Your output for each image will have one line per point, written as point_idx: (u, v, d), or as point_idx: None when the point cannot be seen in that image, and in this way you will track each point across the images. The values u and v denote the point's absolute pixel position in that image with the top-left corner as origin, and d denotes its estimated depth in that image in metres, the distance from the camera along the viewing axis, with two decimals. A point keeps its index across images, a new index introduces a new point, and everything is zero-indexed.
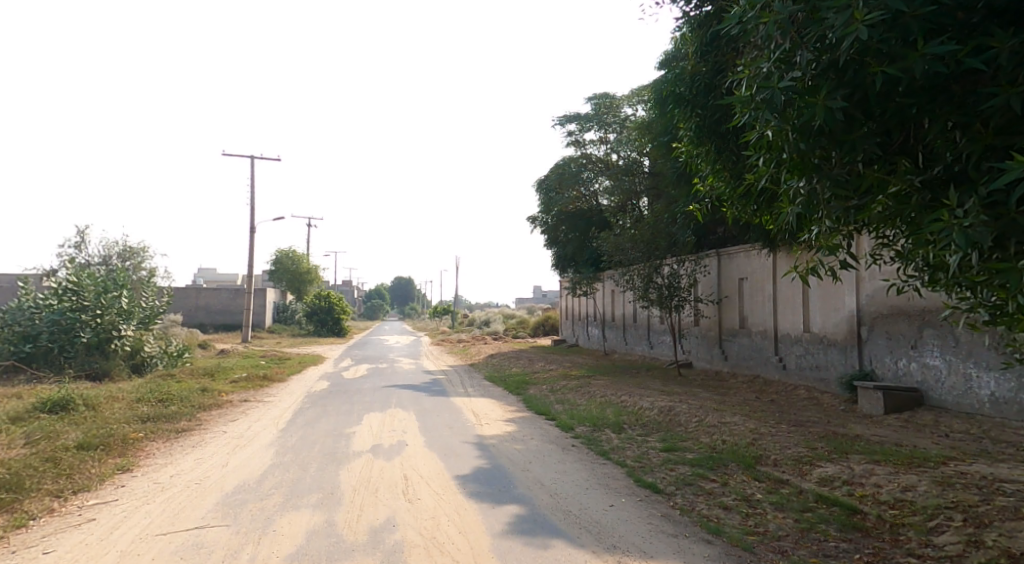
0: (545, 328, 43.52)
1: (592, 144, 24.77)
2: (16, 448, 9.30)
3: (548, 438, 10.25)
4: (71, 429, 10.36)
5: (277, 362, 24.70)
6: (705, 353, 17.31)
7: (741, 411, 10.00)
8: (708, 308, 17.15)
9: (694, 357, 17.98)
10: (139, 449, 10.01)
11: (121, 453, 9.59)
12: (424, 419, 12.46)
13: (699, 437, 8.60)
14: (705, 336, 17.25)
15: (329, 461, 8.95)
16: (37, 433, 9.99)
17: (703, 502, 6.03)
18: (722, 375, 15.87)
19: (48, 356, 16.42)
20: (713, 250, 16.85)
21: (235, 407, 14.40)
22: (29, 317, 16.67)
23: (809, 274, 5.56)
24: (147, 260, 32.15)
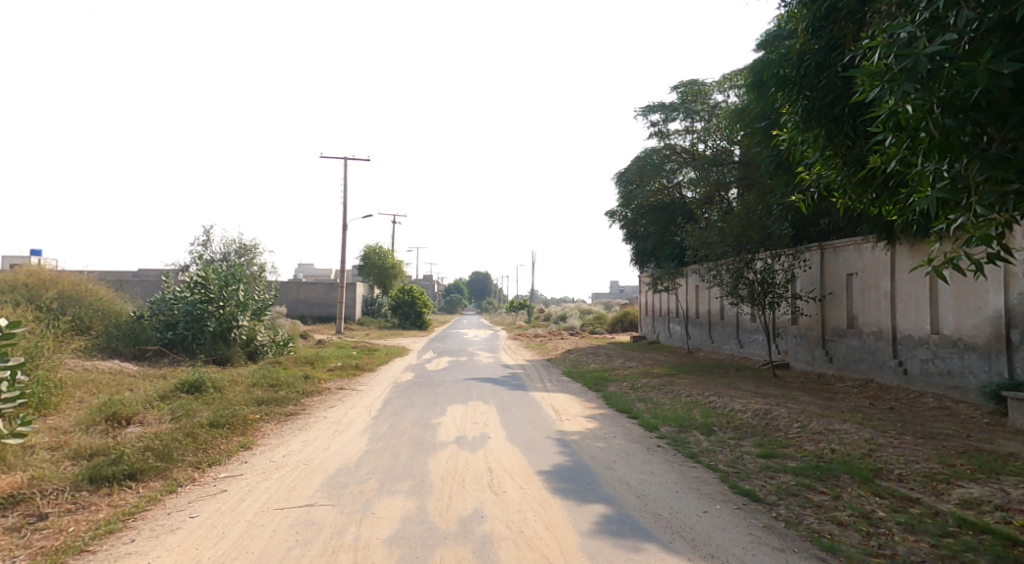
0: (624, 324, 42.79)
1: (677, 135, 24.12)
2: (163, 423, 9.87)
3: (631, 437, 9.92)
4: (204, 408, 10.92)
5: (367, 353, 25.32)
6: (807, 353, 16.54)
7: (850, 418, 9.39)
8: (809, 305, 16.37)
9: (793, 357, 17.22)
10: (258, 429, 10.44)
11: (243, 432, 10.01)
12: (504, 413, 12.39)
13: (802, 444, 8.11)
14: (807, 335, 16.49)
15: (417, 450, 8.98)
16: (179, 411, 10.56)
17: (812, 515, 5.64)
18: (828, 378, 15.04)
19: (185, 342, 17.53)
20: (815, 243, 16.00)
21: (333, 394, 14.83)
22: (169, 308, 17.75)
23: (948, 267, 5.03)
24: (258, 257, 33.83)
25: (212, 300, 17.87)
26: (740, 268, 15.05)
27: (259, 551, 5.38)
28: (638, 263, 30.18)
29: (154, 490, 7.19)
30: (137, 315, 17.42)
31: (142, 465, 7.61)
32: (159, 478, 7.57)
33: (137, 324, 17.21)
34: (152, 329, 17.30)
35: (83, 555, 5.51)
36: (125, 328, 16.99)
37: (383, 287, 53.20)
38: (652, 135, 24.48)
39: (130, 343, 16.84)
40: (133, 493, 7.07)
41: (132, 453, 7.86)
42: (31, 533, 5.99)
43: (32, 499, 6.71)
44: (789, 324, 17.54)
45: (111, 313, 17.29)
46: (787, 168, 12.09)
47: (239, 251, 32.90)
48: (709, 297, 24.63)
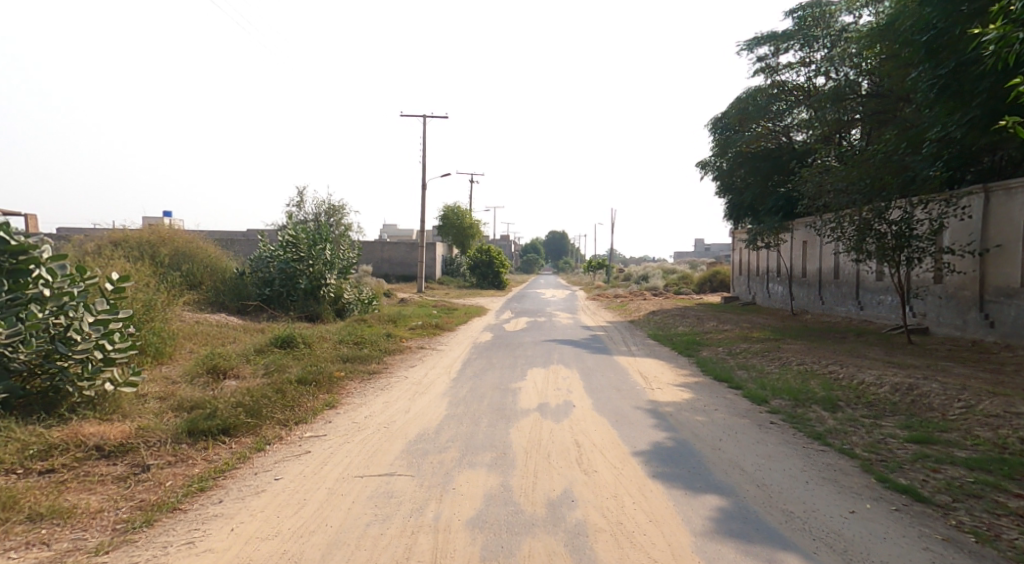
0: (713, 283, 40.93)
1: (788, 71, 22.10)
2: (257, 376, 9.45)
3: (736, 410, 8.85)
4: (294, 364, 10.54)
5: (447, 313, 24.89)
6: (954, 318, 14.95)
7: (1020, 394, 8.19)
8: (962, 262, 14.72)
9: (935, 322, 15.66)
10: (344, 388, 9.97)
11: (330, 389, 9.53)
12: (589, 377, 11.59)
13: (970, 430, 7.10)
14: (956, 297, 14.87)
15: (499, 417, 8.22)
16: (272, 366, 10.17)
17: (1017, 528, 4.68)
18: (987, 345, 13.47)
19: (280, 299, 17.48)
20: (978, 186, 14.19)
21: (415, 353, 14.37)
22: (267, 264, 17.68)
23: None
24: (346, 217, 33.99)
25: (303, 259, 17.74)
26: (870, 219, 13.84)
27: (337, 525, 4.70)
28: (732, 219, 28.46)
29: (245, 446, 6.56)
30: (239, 272, 17.37)
31: (234, 420, 6.94)
32: (251, 435, 6.91)
33: (239, 280, 17.21)
34: (252, 285, 17.31)
35: (177, 513, 4.98)
36: (229, 283, 17.07)
37: (463, 246, 53.04)
38: (758, 72, 22.67)
39: (234, 298, 16.86)
40: (226, 448, 6.49)
41: (224, 408, 7.17)
42: (132, 485, 5.52)
43: (138, 448, 6.26)
44: (930, 284, 15.90)
45: (218, 269, 17.33)
46: (956, 89, 10.58)
47: (328, 212, 33.09)
48: (821, 255, 22.93)
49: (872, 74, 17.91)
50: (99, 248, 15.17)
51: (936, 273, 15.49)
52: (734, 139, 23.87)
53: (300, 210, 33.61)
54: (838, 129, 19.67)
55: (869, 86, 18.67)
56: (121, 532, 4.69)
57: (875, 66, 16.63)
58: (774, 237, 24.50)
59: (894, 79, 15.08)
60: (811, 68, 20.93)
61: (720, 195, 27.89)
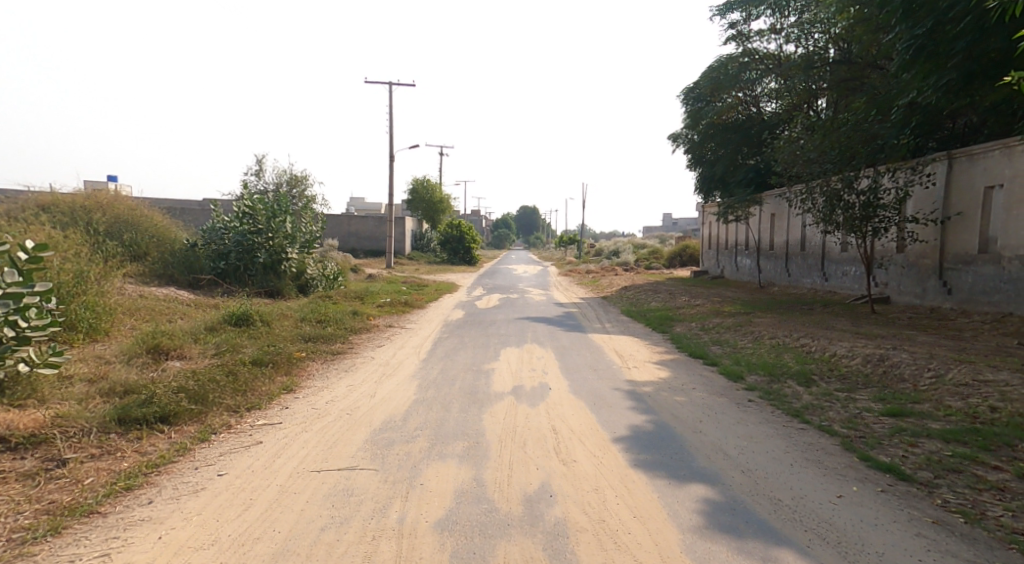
0: (682, 258, 40.96)
1: (758, 39, 21.89)
2: (206, 357, 9.06)
3: (713, 388, 8.68)
4: (248, 343, 10.09)
5: (416, 288, 24.43)
6: (913, 285, 14.92)
7: (991, 363, 8.07)
8: (924, 230, 14.67)
9: (896, 291, 15.63)
10: (303, 369, 9.57)
11: (287, 371, 9.15)
12: (563, 357, 11.29)
13: (943, 400, 6.92)
14: (917, 265, 14.82)
15: (471, 402, 7.90)
16: (222, 345, 9.72)
17: (1002, 504, 4.48)
18: (944, 312, 13.48)
19: (237, 273, 16.88)
20: (942, 153, 14.08)
21: (382, 331, 13.93)
22: (221, 236, 16.99)
23: None
24: (309, 189, 33.14)
25: (261, 231, 17.09)
26: (840, 190, 13.75)
27: (287, 530, 4.34)
28: (702, 192, 28.35)
29: (187, 437, 6.14)
30: (190, 244, 16.69)
31: (175, 407, 6.49)
32: (195, 423, 6.51)
33: (191, 253, 16.52)
34: (206, 258, 16.62)
35: (92, 518, 4.55)
36: (179, 256, 16.35)
37: (432, 221, 52.41)
38: (730, 40, 22.50)
39: (185, 271, 16.22)
40: (163, 438, 6.04)
41: (163, 394, 6.71)
42: (42, 484, 5.06)
43: (54, 440, 5.76)
44: (892, 253, 15.84)
45: (167, 239, 16.60)
46: (933, 51, 10.42)
47: (291, 183, 32.24)
48: (788, 227, 22.91)
49: (842, 41, 17.72)
50: (32, 211, 14.27)
51: (899, 243, 15.47)
52: (707, 109, 23.73)
53: (261, 180, 32.71)
54: (808, 97, 19.52)
55: (839, 54, 18.48)
56: (17, 544, 4.26)
57: (845, 32, 16.42)
58: (744, 210, 24.41)
59: (869, 42, 14.97)
60: (782, 33, 20.88)
61: (691, 169, 27.77)
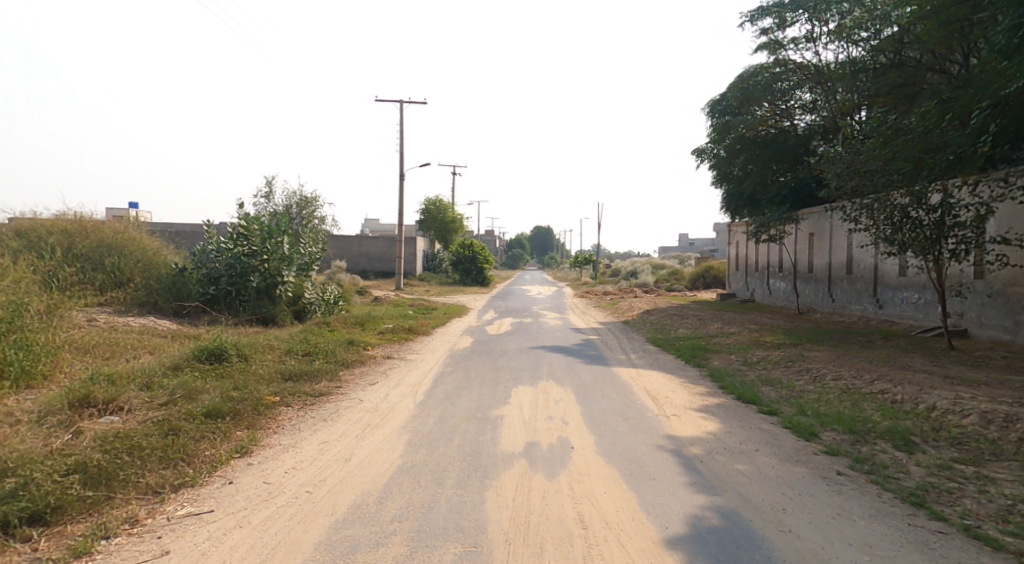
0: (705, 280, 38.99)
1: (792, 48, 20.13)
2: (149, 410, 7.32)
3: (781, 451, 6.79)
4: (208, 387, 8.27)
5: (424, 313, 22.61)
6: (1001, 318, 13.14)
7: None
8: (1015, 252, 12.88)
9: (976, 323, 13.89)
10: (273, 419, 7.73)
11: (251, 424, 7.33)
12: (586, 399, 9.39)
13: None
14: (1004, 294, 13.06)
15: (472, 468, 6.07)
16: (178, 391, 7.93)
17: None
18: None
19: (227, 299, 15.13)
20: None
21: (378, 365, 12.11)
22: (212, 260, 15.27)
23: None
24: (320, 211, 31.70)
25: (256, 253, 15.36)
26: (908, 206, 12.34)
27: None
28: (729, 212, 26.49)
29: (62, 549, 4.54)
30: (179, 268, 15.06)
31: (56, 500, 4.95)
32: (86, 518, 4.95)
33: (180, 277, 14.85)
34: (195, 283, 14.93)
35: None
36: (166, 282, 14.66)
37: (445, 242, 50.78)
38: (761, 48, 20.77)
39: (170, 298, 14.52)
40: (23, 554, 4.45)
41: (44, 479, 5.15)
42: None
43: None
44: (971, 279, 14.07)
45: (154, 264, 14.96)
46: None
47: (300, 204, 30.77)
48: (830, 248, 21.02)
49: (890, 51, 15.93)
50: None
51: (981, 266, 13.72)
52: (736, 122, 21.88)
53: (270, 203, 31.38)
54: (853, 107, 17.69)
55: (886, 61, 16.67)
56: None
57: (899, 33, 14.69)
58: (778, 230, 22.47)
59: (940, 40, 13.11)
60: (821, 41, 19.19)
61: (716, 186, 25.96)
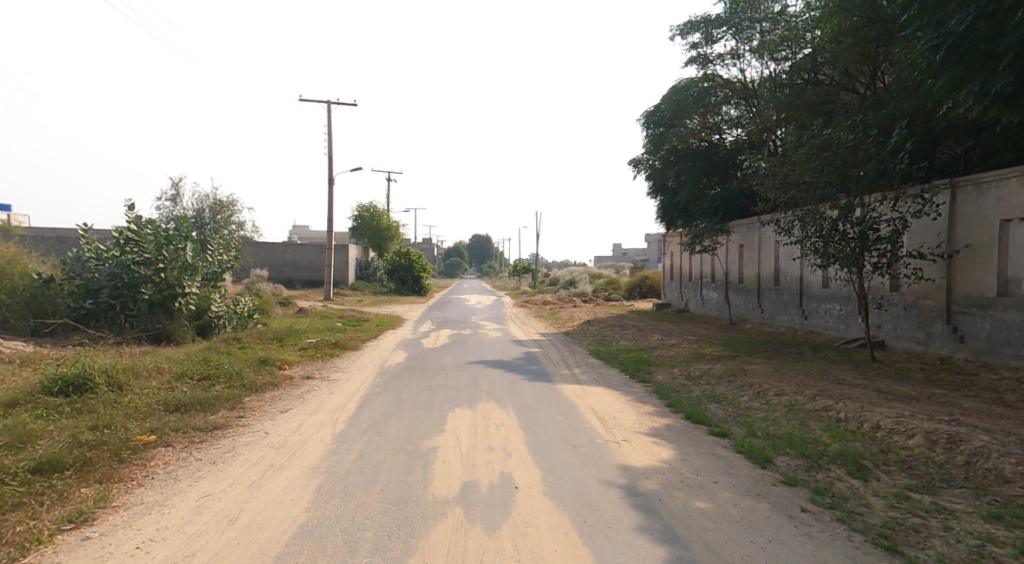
0: (642, 289, 39.01)
1: (720, 62, 20.06)
2: None
3: (740, 483, 6.18)
4: (52, 431, 7.36)
5: (354, 325, 21.47)
6: (914, 330, 13.11)
7: None
8: (928, 267, 12.80)
9: (892, 335, 13.83)
10: (133, 470, 6.80)
11: (98, 480, 6.47)
12: (530, 423, 8.64)
13: None
14: (917, 306, 13.02)
15: (399, 530, 5.26)
16: (3, 438, 6.87)
17: None
18: (956, 363, 11.65)
19: (109, 315, 13.68)
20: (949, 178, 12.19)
21: (294, 387, 11.09)
22: (90, 269, 13.80)
23: None
24: (238, 216, 30.07)
25: (149, 262, 13.93)
26: (835, 220, 11.59)
27: None
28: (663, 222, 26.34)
29: None
30: (44, 279, 13.67)
31: None
32: None
33: (43, 292, 13.57)
34: (65, 297, 13.60)
35: None
36: (22, 297, 13.41)
37: (379, 249, 49.39)
38: (690, 62, 20.63)
39: (29, 315, 13.29)
40: None
41: None
42: None
43: None
44: (887, 292, 14.02)
45: (9, 273, 13.58)
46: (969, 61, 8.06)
47: (214, 209, 29.09)
48: (759, 258, 21.00)
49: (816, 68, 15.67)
50: None
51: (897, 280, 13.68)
52: (667, 134, 21.69)
53: (178, 206, 29.54)
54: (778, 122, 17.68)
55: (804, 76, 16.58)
56: None
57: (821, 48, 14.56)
58: (711, 241, 22.33)
59: (860, 59, 13.07)
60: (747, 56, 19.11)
61: (651, 196, 25.78)
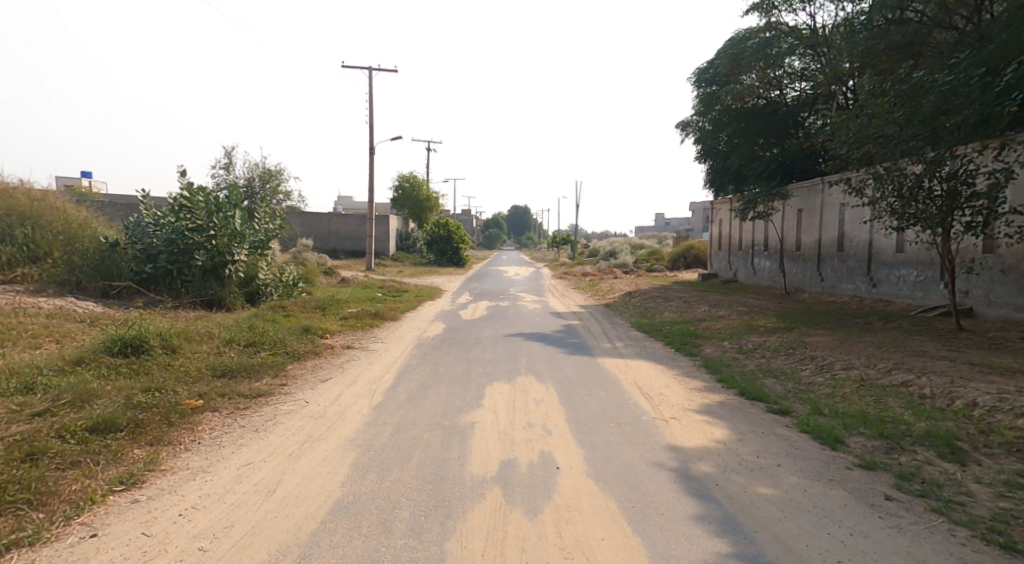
0: (686, 261, 38.00)
1: (783, 12, 18.90)
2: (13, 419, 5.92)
3: (808, 467, 5.60)
4: (111, 389, 6.99)
5: (394, 296, 21.22)
6: (1013, 295, 12.27)
7: None
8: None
9: (984, 301, 13.02)
10: (187, 432, 6.36)
11: (153, 440, 6.04)
12: (570, 400, 8.16)
13: None
14: (1018, 269, 12.17)
15: (433, 510, 4.86)
16: (66, 395, 6.55)
17: None
18: None
19: (167, 279, 13.62)
20: None
21: (335, 356, 10.78)
22: (150, 234, 13.68)
23: None
24: (284, 185, 30.06)
25: (200, 229, 13.82)
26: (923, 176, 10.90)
27: None
28: (713, 189, 25.31)
29: None
30: (110, 242, 13.44)
31: None
32: None
33: (110, 254, 13.30)
34: (128, 260, 13.38)
35: None
36: (94, 258, 13.11)
37: (419, 221, 49.23)
38: (753, 10, 19.52)
39: (96, 276, 12.96)
40: None
41: None
42: None
43: None
44: (979, 256, 13.17)
45: (78, 237, 13.47)
46: None
47: (262, 177, 29.07)
48: (820, 224, 20.00)
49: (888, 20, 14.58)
50: None
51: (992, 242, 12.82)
52: (724, 91, 20.62)
53: (230, 174, 29.67)
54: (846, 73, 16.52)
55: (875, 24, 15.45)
56: None
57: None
58: (767, 206, 21.31)
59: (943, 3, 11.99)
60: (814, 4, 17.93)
61: (702, 161, 24.76)
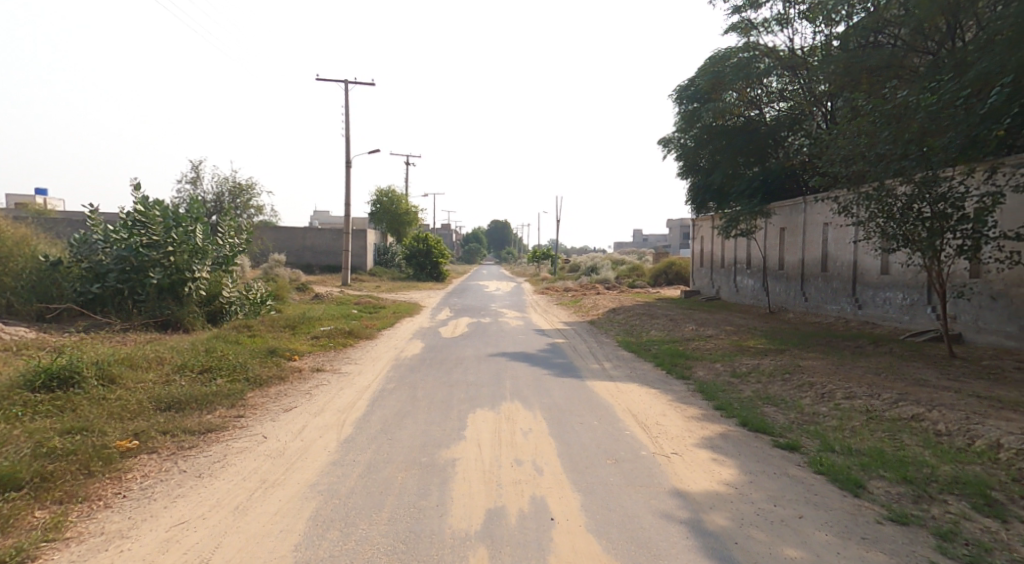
0: (668, 276, 37.55)
1: (763, 29, 18.56)
2: None
3: (834, 521, 4.91)
4: (24, 433, 6.15)
5: (368, 312, 20.37)
6: (1002, 323, 11.82)
7: None
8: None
9: (971, 328, 12.56)
10: (105, 486, 5.53)
11: (59, 499, 5.21)
12: (563, 430, 7.41)
13: None
14: (1008, 296, 11.72)
15: None
16: None
17: None
18: None
19: (118, 299, 12.73)
20: None
21: (300, 382, 9.93)
22: (98, 251, 12.84)
23: None
24: (256, 199, 29.13)
25: (157, 245, 12.87)
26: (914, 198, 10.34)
27: None
28: (695, 206, 24.86)
29: None
30: (51, 261, 12.59)
31: None
32: None
33: (50, 275, 12.56)
34: (72, 281, 12.62)
35: None
36: (31, 279, 12.41)
37: (397, 234, 48.39)
38: (732, 29, 19.13)
39: (32, 299, 12.29)
40: None
41: None
42: None
43: None
44: (967, 280, 12.71)
45: (18, 254, 12.53)
46: None
47: (233, 191, 28.13)
48: (804, 243, 19.56)
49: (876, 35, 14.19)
50: None
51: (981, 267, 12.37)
52: (704, 109, 20.17)
53: (198, 188, 28.67)
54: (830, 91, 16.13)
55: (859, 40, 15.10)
56: None
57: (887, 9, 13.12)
58: (749, 224, 20.86)
59: (935, 10, 11.54)
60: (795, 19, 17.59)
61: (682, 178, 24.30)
